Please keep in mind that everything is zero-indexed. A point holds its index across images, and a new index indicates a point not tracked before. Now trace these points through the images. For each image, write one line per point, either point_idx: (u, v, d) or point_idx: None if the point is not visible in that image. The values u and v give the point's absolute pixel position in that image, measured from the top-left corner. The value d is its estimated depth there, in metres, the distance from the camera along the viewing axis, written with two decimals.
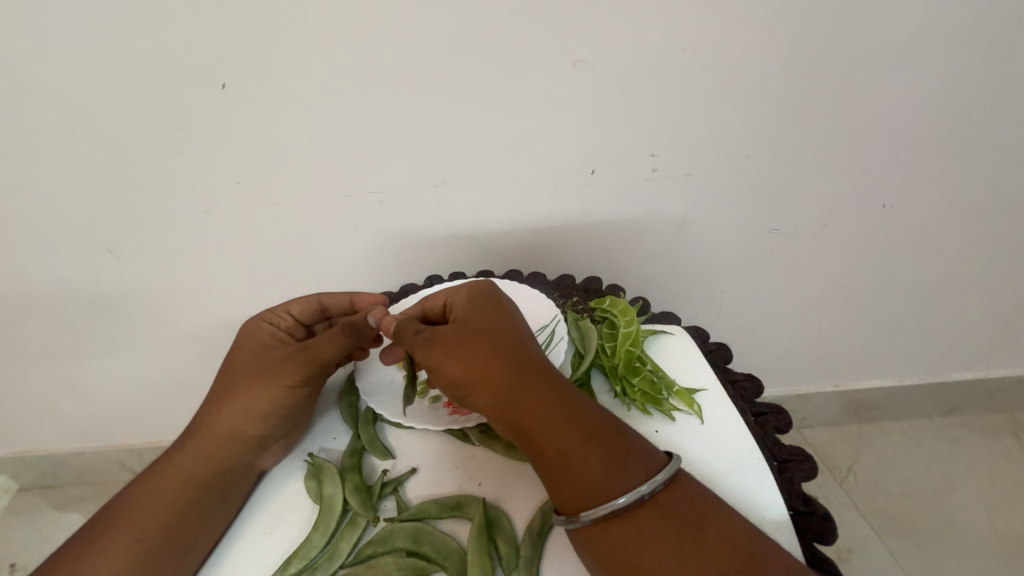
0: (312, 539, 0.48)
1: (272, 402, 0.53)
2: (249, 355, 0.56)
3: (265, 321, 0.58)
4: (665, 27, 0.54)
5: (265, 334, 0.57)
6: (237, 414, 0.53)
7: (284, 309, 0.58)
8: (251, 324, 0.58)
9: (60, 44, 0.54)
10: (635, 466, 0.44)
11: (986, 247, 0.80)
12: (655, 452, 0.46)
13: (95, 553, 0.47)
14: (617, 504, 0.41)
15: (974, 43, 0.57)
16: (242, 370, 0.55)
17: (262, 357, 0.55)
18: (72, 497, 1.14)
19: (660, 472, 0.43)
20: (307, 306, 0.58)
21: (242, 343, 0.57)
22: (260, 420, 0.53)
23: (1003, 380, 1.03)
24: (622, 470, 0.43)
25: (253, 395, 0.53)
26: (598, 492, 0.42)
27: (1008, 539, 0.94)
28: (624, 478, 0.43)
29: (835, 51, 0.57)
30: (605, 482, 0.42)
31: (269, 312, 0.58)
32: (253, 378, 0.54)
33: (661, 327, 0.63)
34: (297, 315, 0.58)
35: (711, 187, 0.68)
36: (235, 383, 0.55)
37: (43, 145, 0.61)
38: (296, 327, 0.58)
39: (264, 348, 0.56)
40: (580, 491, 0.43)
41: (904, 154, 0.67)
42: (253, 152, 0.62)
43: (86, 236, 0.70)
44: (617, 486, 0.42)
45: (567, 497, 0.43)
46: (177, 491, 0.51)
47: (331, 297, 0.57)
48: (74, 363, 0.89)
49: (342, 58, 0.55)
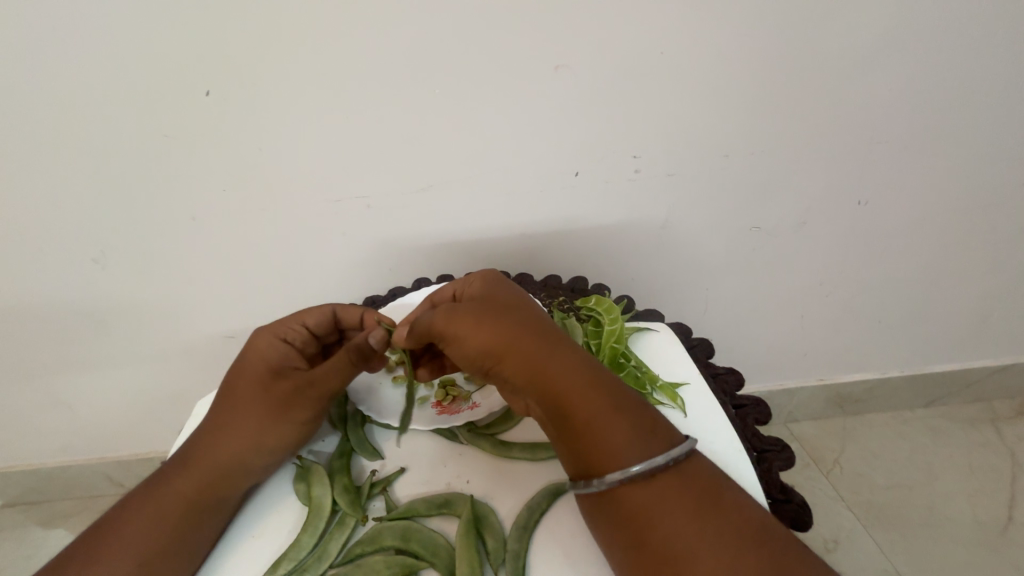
0: (301, 541, 0.49)
1: (282, 436, 0.53)
2: (258, 377, 0.54)
3: (276, 335, 0.56)
4: (644, 31, 0.56)
5: (274, 354, 0.55)
6: (246, 441, 0.52)
7: (299, 322, 0.56)
8: (259, 338, 0.56)
9: (42, 54, 0.54)
10: (650, 437, 0.44)
11: (959, 241, 0.82)
12: (670, 427, 0.46)
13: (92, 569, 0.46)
14: (633, 471, 0.42)
15: (939, 44, 0.60)
16: (251, 394, 0.54)
17: (273, 382, 0.54)
18: (58, 514, 1.12)
19: (676, 446, 0.44)
20: (321, 319, 0.57)
21: (249, 361, 0.55)
22: (266, 452, 0.52)
23: (982, 371, 1.06)
24: (640, 437, 0.44)
25: (262, 426, 0.53)
26: (618, 457, 0.43)
27: (988, 524, 0.97)
28: (642, 445, 0.44)
29: (807, 53, 0.59)
30: (623, 447, 0.43)
31: (280, 326, 0.56)
32: (261, 406, 0.53)
33: (646, 324, 0.64)
34: (310, 327, 0.57)
35: (693, 187, 0.70)
36: (243, 408, 0.54)
37: (26, 155, 0.61)
38: (308, 342, 0.57)
39: (274, 369, 0.55)
40: (601, 457, 0.44)
41: (877, 152, 0.69)
42: (238, 158, 0.62)
43: (69, 246, 0.70)
44: (635, 452, 0.43)
45: (588, 464, 0.44)
46: (178, 514, 0.49)
47: (346, 312, 0.57)
48: (58, 376, 0.87)
49: (329, 64, 0.55)
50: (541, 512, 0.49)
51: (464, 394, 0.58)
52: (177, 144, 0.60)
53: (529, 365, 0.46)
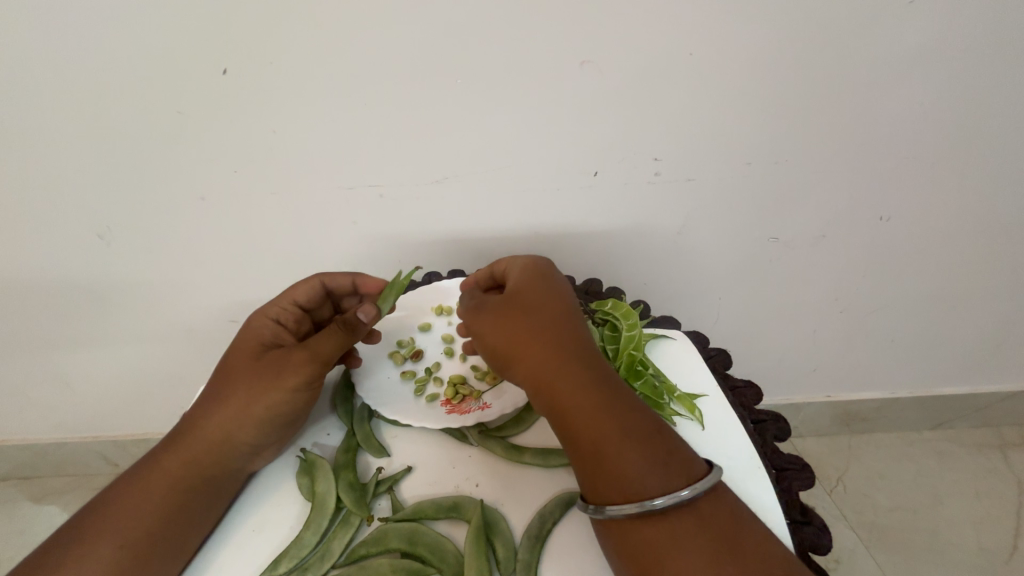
0: (303, 538, 0.47)
1: (270, 415, 0.50)
2: (249, 356, 0.53)
3: (268, 317, 0.55)
4: (674, 30, 0.54)
5: (266, 334, 0.55)
6: (234, 418, 0.50)
7: (291, 300, 0.56)
8: (252, 321, 0.56)
9: (51, 20, 0.52)
10: (677, 468, 0.43)
11: (980, 263, 0.80)
12: (694, 457, 0.45)
13: (75, 562, 0.44)
14: (651, 505, 0.41)
15: (977, 59, 0.58)
16: (245, 373, 0.52)
17: (263, 358, 0.53)
18: (51, 490, 1.11)
19: (701, 479, 0.43)
20: (312, 293, 0.57)
21: (241, 346, 0.54)
22: (253, 430, 0.50)
23: (991, 396, 1.04)
24: (658, 468, 0.42)
25: (252, 400, 0.50)
26: (631, 489, 0.42)
27: (992, 552, 0.96)
28: (663, 476, 0.42)
29: (840, 60, 0.57)
30: (634, 479, 0.42)
31: (271, 308, 0.56)
32: (252, 379, 0.51)
33: (662, 332, 0.63)
34: (302, 304, 0.57)
35: (713, 194, 0.68)
36: (235, 386, 0.52)
37: (32, 123, 0.59)
38: (301, 319, 0.57)
39: (266, 348, 0.54)
40: (613, 484, 0.42)
41: (903, 168, 0.67)
42: (252, 140, 0.60)
43: (76, 221, 0.68)
44: (654, 485, 0.42)
45: (601, 490, 0.43)
46: (165, 496, 0.48)
47: (333, 279, 0.57)
48: (58, 352, 0.86)
49: (347, 50, 0.54)
50: (553, 522, 0.47)
51: (474, 394, 0.57)
52: (191, 123, 0.59)
53: (544, 378, 0.46)
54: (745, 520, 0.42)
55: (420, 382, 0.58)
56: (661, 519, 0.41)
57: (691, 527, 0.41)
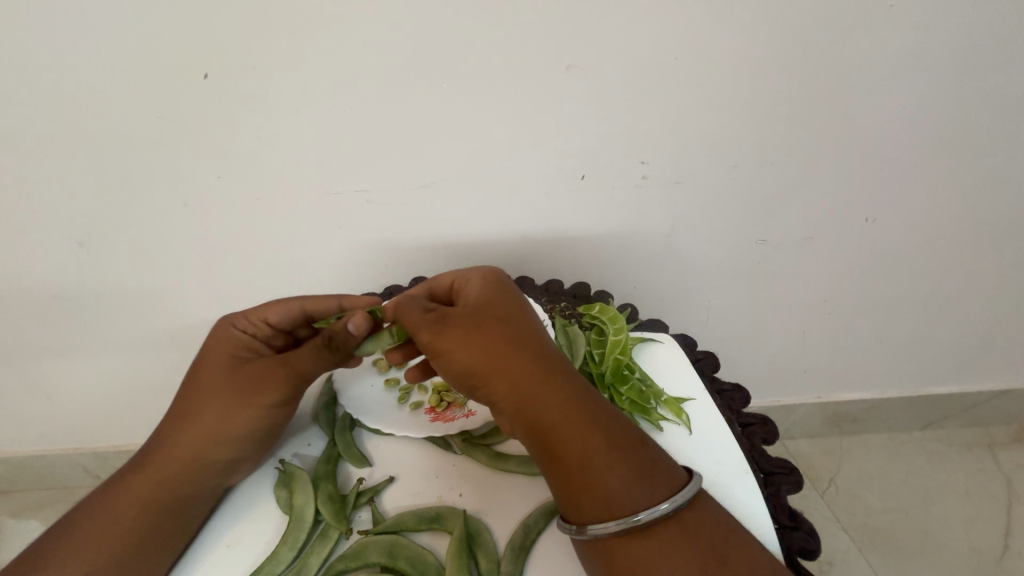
0: (279, 554, 0.46)
1: (242, 425, 0.50)
2: (219, 367, 0.52)
3: (235, 326, 0.54)
4: (659, 34, 0.54)
5: (236, 345, 0.53)
6: (206, 431, 0.49)
7: (259, 316, 0.53)
8: (218, 330, 0.54)
9: (30, 29, 0.51)
10: (658, 482, 0.42)
11: (964, 264, 0.81)
12: (673, 467, 0.44)
13: None
14: (634, 521, 0.40)
15: (956, 62, 0.58)
16: (212, 386, 0.51)
17: (235, 369, 0.51)
18: (31, 503, 1.09)
19: (682, 490, 0.42)
20: (284, 314, 0.54)
21: (209, 353, 0.53)
22: (230, 442, 0.49)
23: (978, 395, 1.05)
24: (639, 483, 0.42)
25: (226, 414, 0.50)
26: (616, 505, 0.41)
27: (982, 551, 0.96)
28: (644, 490, 0.42)
29: (824, 63, 0.57)
30: (621, 495, 0.41)
31: (240, 319, 0.53)
32: (223, 393, 0.50)
33: (650, 335, 0.63)
34: (273, 323, 0.54)
35: (700, 196, 0.68)
36: (206, 400, 0.50)
37: (9, 132, 0.58)
38: (272, 335, 0.55)
39: (237, 359, 0.52)
40: (597, 501, 0.41)
41: (887, 170, 0.68)
42: (234, 145, 0.60)
43: (55, 228, 0.67)
44: (635, 500, 0.41)
45: (583, 509, 0.42)
46: (139, 516, 0.47)
47: (314, 304, 0.54)
48: (38, 362, 0.84)
49: (329, 52, 0.53)
50: (538, 532, 0.46)
51: (459, 401, 0.56)
52: (172, 128, 0.58)
53: (526, 394, 0.44)
54: (730, 530, 0.41)
55: (404, 389, 0.58)
56: (644, 530, 0.41)
57: (678, 535, 0.41)
